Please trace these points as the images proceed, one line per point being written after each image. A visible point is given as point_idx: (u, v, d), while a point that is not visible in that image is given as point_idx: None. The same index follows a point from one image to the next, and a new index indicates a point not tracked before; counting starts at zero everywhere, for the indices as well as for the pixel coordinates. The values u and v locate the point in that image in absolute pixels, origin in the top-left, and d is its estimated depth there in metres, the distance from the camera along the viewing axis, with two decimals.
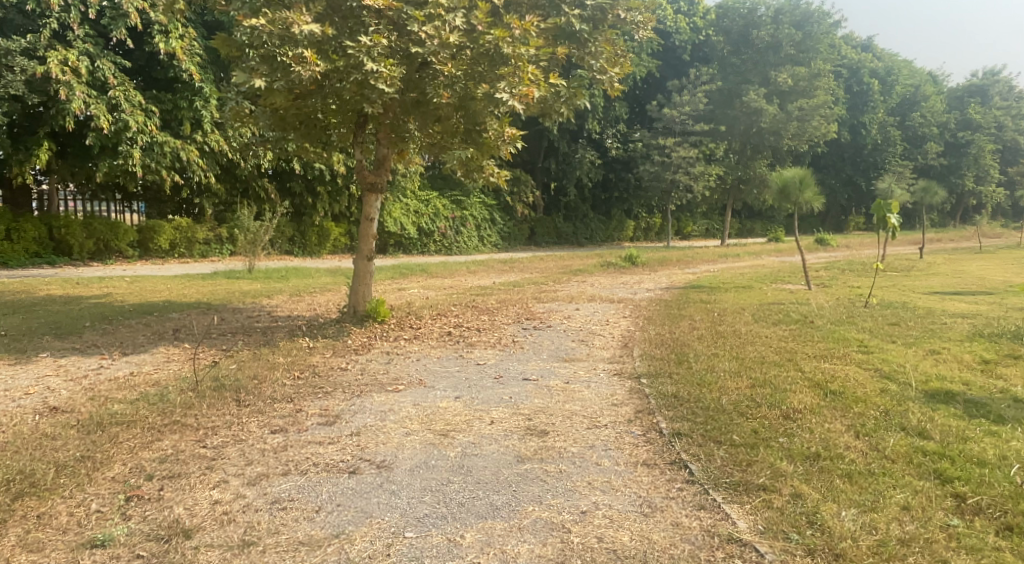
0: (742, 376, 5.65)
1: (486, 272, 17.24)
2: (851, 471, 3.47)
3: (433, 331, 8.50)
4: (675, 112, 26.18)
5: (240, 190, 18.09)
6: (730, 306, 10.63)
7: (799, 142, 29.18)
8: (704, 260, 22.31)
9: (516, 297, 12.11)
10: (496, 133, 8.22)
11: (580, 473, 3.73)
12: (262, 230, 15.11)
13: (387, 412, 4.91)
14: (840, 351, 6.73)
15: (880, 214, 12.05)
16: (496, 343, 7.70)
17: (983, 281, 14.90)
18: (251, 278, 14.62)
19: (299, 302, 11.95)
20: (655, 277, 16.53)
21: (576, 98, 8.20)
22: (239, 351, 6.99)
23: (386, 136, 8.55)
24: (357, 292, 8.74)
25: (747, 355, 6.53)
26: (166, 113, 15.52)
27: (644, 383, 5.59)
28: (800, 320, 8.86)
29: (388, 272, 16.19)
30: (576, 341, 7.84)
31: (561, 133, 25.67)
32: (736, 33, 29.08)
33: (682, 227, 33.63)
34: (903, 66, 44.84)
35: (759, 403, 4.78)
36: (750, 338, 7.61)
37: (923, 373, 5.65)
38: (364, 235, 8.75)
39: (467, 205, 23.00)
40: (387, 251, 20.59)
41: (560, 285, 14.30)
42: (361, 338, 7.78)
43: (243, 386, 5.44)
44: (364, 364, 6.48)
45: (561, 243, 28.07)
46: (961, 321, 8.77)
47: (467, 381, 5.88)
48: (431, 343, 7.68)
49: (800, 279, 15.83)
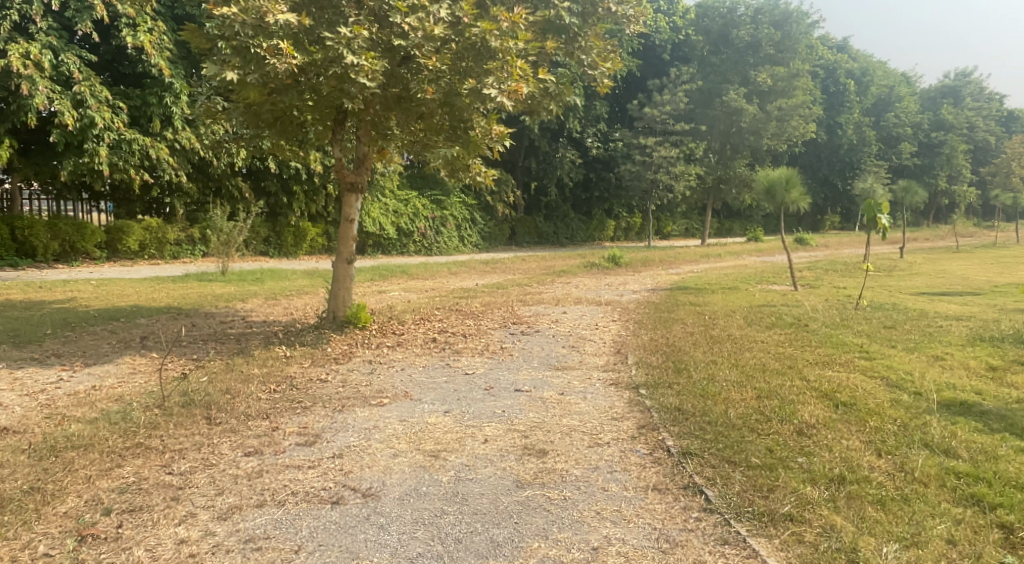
0: (746, 386, 5.38)
1: (467, 273, 16.90)
2: (882, 496, 3.21)
3: (417, 336, 8.14)
4: (656, 111, 26.03)
5: (212, 189, 17.53)
6: (720, 308, 10.39)
7: (778, 142, 29.18)
8: (687, 260, 22.12)
9: (501, 299, 11.77)
10: (483, 130, 7.89)
11: (586, 500, 3.40)
12: (236, 231, 14.66)
13: (371, 429, 4.56)
14: (842, 357, 6.49)
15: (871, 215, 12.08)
16: (483, 350, 7.36)
17: (967, 281, 14.86)
18: (224, 280, 14.11)
19: (274, 306, 11.51)
20: (639, 278, 16.32)
21: (566, 94, 7.91)
22: (210, 361, 6.58)
23: (367, 133, 8.16)
24: (336, 297, 8.34)
25: (747, 363, 6.27)
26: (135, 110, 14.96)
27: (644, 394, 5.30)
28: (794, 323, 8.65)
29: (367, 274, 15.77)
30: (566, 348, 7.52)
31: (542, 132, 25.40)
32: (715, 33, 29.03)
33: (663, 227, 33.56)
34: (877, 67, 45.29)
35: (769, 417, 4.51)
36: (746, 343, 7.36)
37: (933, 382, 5.42)
38: (344, 237, 8.35)
39: (447, 205, 22.62)
40: (365, 252, 20.15)
41: (544, 287, 14.01)
42: (341, 346, 7.39)
43: (214, 401, 5.05)
44: (346, 375, 6.13)
45: (542, 243, 27.79)
46: (957, 323, 8.62)
47: (456, 393, 5.55)
48: (415, 350, 7.32)
49: (785, 279, 15.72)
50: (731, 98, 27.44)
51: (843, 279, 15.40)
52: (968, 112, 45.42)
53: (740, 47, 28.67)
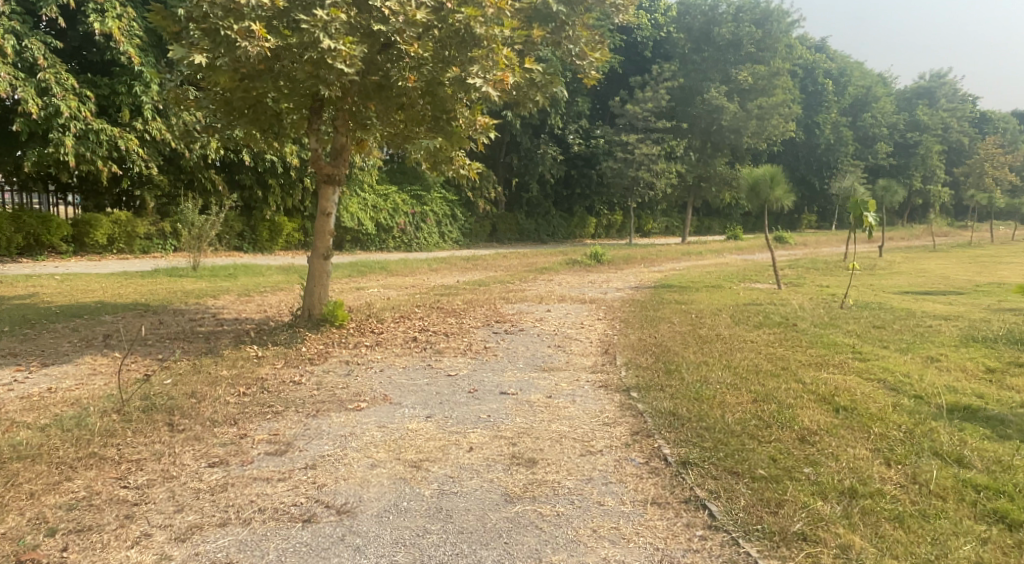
0: (740, 388, 5.16)
1: (447, 270, 16.58)
2: (899, 512, 3.00)
3: (396, 335, 7.84)
4: (638, 108, 25.88)
5: (184, 181, 17.03)
6: (706, 307, 10.20)
7: (758, 141, 29.21)
8: (668, 258, 21.99)
9: (482, 297, 11.49)
10: (467, 121, 7.59)
11: (581, 516, 3.15)
12: (209, 225, 14.23)
13: (348, 437, 4.28)
14: (835, 358, 6.30)
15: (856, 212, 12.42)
16: (465, 350, 7.08)
17: (947, 279, 14.87)
18: (195, 275, 13.66)
19: (248, 303, 11.12)
20: (622, 276, 16.12)
21: (552, 85, 7.66)
22: (177, 361, 6.24)
23: (344, 123, 7.84)
24: (312, 294, 8.00)
25: (739, 364, 6.06)
26: (103, 99, 14.47)
27: (635, 398, 5.06)
28: (782, 322, 8.47)
29: (344, 270, 15.39)
30: (552, 347, 7.27)
31: (523, 128, 25.15)
32: (697, 30, 28.96)
33: (643, 225, 33.46)
34: (854, 68, 45.64)
35: (769, 423, 4.28)
36: (736, 343, 7.15)
37: (933, 384, 5.23)
38: (320, 231, 8.02)
39: (426, 200, 22.27)
40: (343, 247, 19.74)
41: (527, 284, 13.75)
42: (317, 345, 7.08)
43: (177, 407, 4.73)
44: (321, 377, 5.83)
45: (522, 240, 27.53)
46: (946, 323, 8.49)
47: (438, 396, 5.28)
48: (395, 350, 7.03)
49: (768, 278, 15.61)
50: (712, 96, 27.38)
51: (826, 278, 15.32)
52: (943, 114, 45.93)
53: (721, 45, 28.63)
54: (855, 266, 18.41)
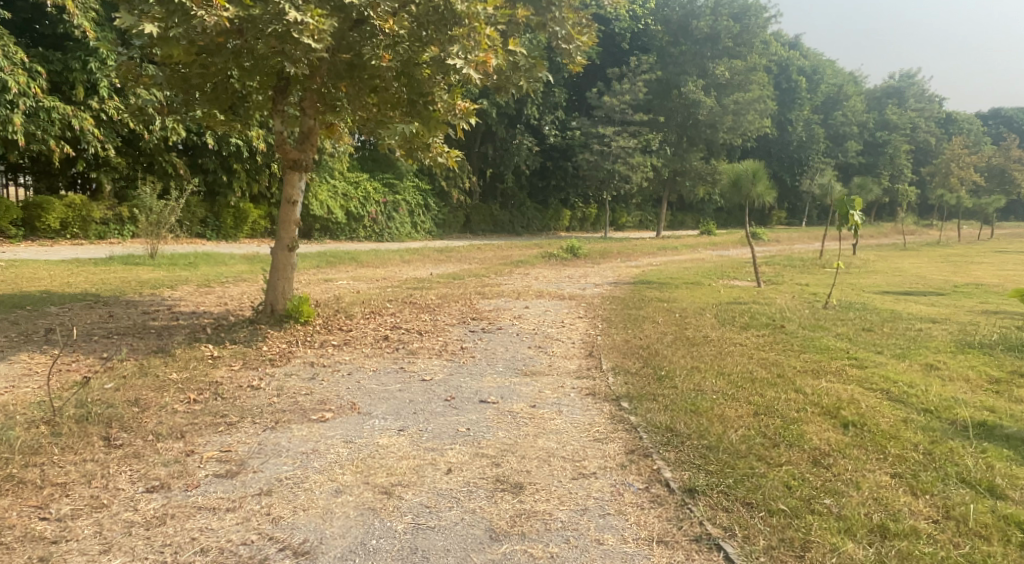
0: (737, 399, 4.80)
1: (420, 262, 16.07)
2: (943, 559, 2.67)
3: (366, 333, 7.36)
4: (616, 100, 25.54)
5: (144, 164, 16.27)
6: (689, 306, 9.88)
7: (734, 136, 29.09)
8: (644, 252, 21.71)
9: (458, 292, 11.03)
10: (447, 105, 7.09)
11: (577, 559, 2.78)
12: (168, 210, 13.54)
13: (310, 455, 3.83)
14: (832, 364, 5.97)
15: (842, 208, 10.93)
16: (440, 351, 6.63)
17: (924, 279, 14.83)
18: (153, 264, 12.97)
19: (208, 295, 10.52)
20: (599, 270, 15.79)
21: (537, 69, 7.24)
22: (123, 362, 5.71)
23: (313, 105, 7.31)
24: (275, 288, 7.47)
25: (733, 370, 5.70)
26: (55, 75, 13.64)
27: (626, 409, 4.66)
28: (769, 323, 8.17)
29: (312, 260, 14.79)
30: (532, 349, 6.86)
31: (499, 117, 24.65)
32: (675, 23, 28.73)
33: (618, 218, 33.21)
34: (827, 66, 45.91)
35: (776, 441, 3.91)
36: (726, 346, 6.81)
37: (940, 396, 4.91)
38: (284, 221, 7.48)
39: (399, 189, 21.69)
40: (311, 236, 19.08)
41: (502, 278, 13.32)
42: (280, 344, 6.58)
43: (117, 417, 4.25)
44: (282, 382, 5.35)
45: (496, 232, 27.06)
46: (935, 326, 8.27)
47: (412, 405, 4.85)
48: (365, 350, 6.56)
49: (746, 275, 15.40)
50: (689, 90, 27.17)
51: (805, 275, 15.14)
52: (912, 113, 46.48)
53: (700, 39, 28.38)
54: (832, 263, 18.33)
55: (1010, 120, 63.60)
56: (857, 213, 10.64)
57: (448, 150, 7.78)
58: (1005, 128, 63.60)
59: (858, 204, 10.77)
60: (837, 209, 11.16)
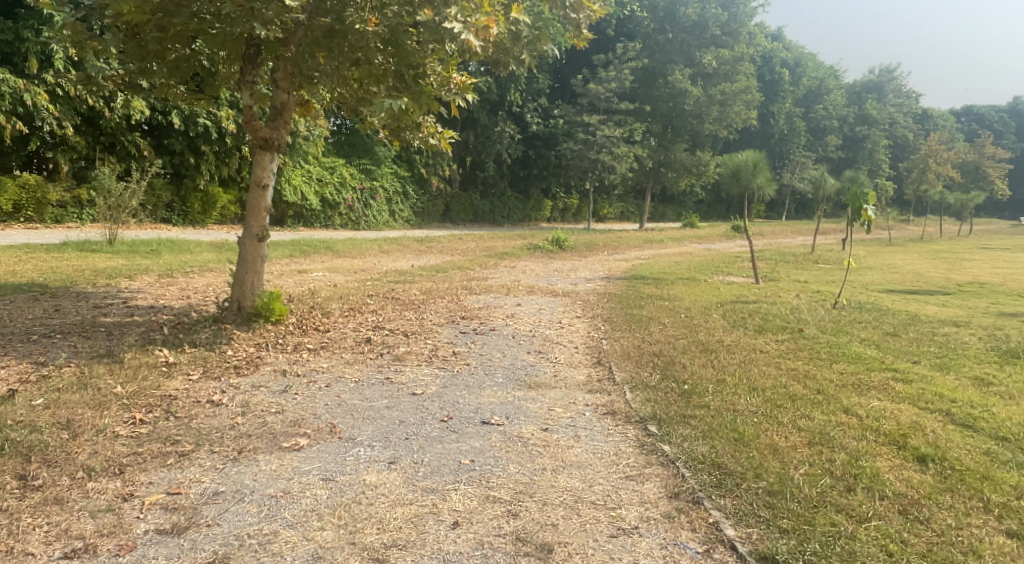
0: (785, 422, 4.11)
1: (399, 252, 15.26)
2: None
3: (346, 335, 6.58)
4: (601, 88, 24.80)
5: (105, 144, 15.23)
6: (691, 305, 9.23)
7: (720, 127, 28.55)
8: (631, 245, 21.13)
9: (443, 286, 10.28)
10: (439, 78, 6.49)
11: None
12: (129, 193, 12.60)
13: (280, 501, 3.07)
14: (873, 378, 5.30)
15: (856, 202, 10.38)
16: (430, 357, 5.88)
17: (924, 276, 14.34)
18: (110, 251, 12.00)
19: (170, 286, 9.65)
20: (587, 264, 15.13)
21: (541, 42, 6.45)
22: (60, 369, 4.90)
23: (287, 76, 6.51)
24: (242, 283, 6.64)
25: (767, 385, 5.01)
26: (6, 45, 12.64)
27: (656, 435, 3.95)
28: (786, 326, 7.52)
29: (284, 249, 13.92)
30: (532, 355, 6.15)
31: (481, 103, 23.79)
32: (662, 10, 27.99)
33: (600, 209, 32.56)
34: (809, 59, 45.63)
35: (850, 483, 3.24)
36: (748, 354, 6.13)
37: (1014, 422, 4.25)
38: (254, 207, 6.64)
39: (376, 175, 20.79)
40: (284, 223, 18.16)
41: (487, 271, 12.59)
42: (247, 348, 5.79)
43: (41, 446, 3.48)
44: (249, 397, 4.58)
45: (477, 221, 26.28)
46: (959, 330, 7.70)
47: (403, 428, 4.09)
48: (344, 356, 5.79)
49: (741, 270, 14.80)
50: (676, 79, 26.54)
51: (800, 272, 14.63)
52: (891, 109, 46.43)
53: (687, 27, 27.71)
54: (824, 258, 17.84)
55: (984, 117, 64.20)
56: (871, 207, 9.98)
57: (440, 130, 6.99)
58: (978, 125, 64.21)
59: (872, 198, 10.16)
60: (850, 202, 10.55)
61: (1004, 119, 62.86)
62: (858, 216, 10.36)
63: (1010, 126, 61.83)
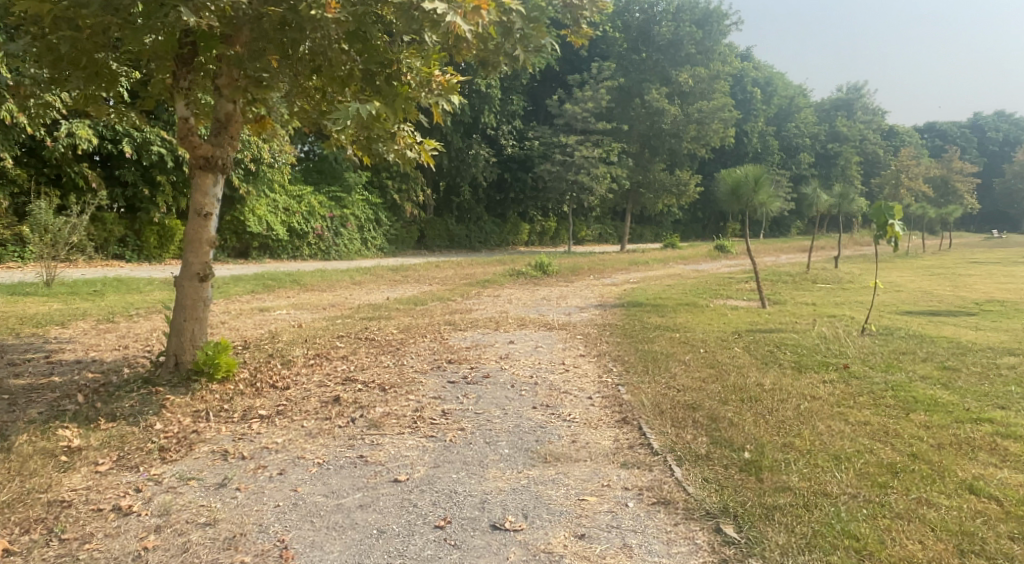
0: (906, 512, 3.10)
1: (373, 283, 14.10)
2: None
3: (309, 393, 5.37)
4: (577, 108, 23.88)
5: (49, 176, 13.92)
6: (705, 337, 8.17)
7: (699, 145, 27.87)
8: (617, 268, 20.24)
9: (424, 322, 9.10)
10: (417, 78, 5.35)
11: None
12: (69, 228, 11.30)
13: None
14: (973, 434, 4.26)
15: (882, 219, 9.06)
16: (414, 423, 4.67)
17: (935, 295, 13.47)
18: (44, 294, 10.66)
19: (107, 333, 8.36)
20: (577, 290, 14.09)
21: (538, 34, 5.35)
22: None
23: (231, 82, 5.37)
24: (181, 333, 5.42)
25: (852, 454, 3.90)
26: None
27: (740, 548, 2.89)
28: (828, 362, 6.45)
29: (247, 284, 12.70)
30: (539, 412, 5.00)
31: (454, 125, 22.69)
32: (635, 29, 27.47)
33: (578, 232, 31.58)
34: (779, 78, 45.69)
35: None
36: (802, 404, 5.01)
37: None
38: (194, 241, 5.43)
39: (347, 202, 19.58)
40: (248, 255, 16.90)
41: (470, 302, 11.49)
42: (181, 420, 4.58)
43: None
44: (172, 498, 3.40)
45: (453, 247, 25.15)
46: (1021, 360, 6.73)
47: (384, 546, 2.96)
48: (306, 424, 4.59)
49: (741, 293, 13.87)
50: (653, 97, 25.85)
51: (803, 293, 13.73)
52: (862, 125, 46.43)
53: (662, 45, 27.26)
54: (823, 278, 16.98)
55: (946, 132, 65.13)
56: (898, 223, 8.83)
57: (419, 141, 5.80)
58: (940, 141, 64.99)
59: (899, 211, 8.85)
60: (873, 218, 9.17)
61: (965, 134, 63.80)
62: (884, 233, 8.96)
63: (972, 140, 62.71)
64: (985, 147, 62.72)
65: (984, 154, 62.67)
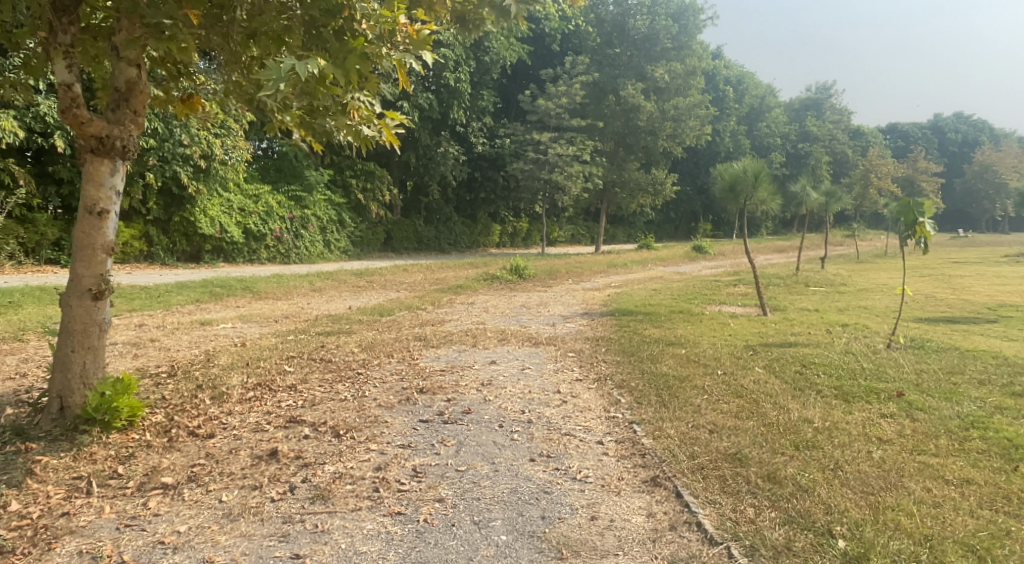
0: None
1: (334, 290, 12.80)
2: None
3: (236, 445, 4.11)
4: (551, 103, 22.67)
5: None
6: (715, 354, 7.05)
7: (674, 143, 26.96)
8: (596, 271, 19.13)
9: (390, 338, 7.82)
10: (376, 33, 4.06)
11: None
12: None
13: None
14: None
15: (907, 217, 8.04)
16: (377, 490, 3.48)
17: (939, 299, 12.55)
18: None
19: (8, 357, 6.96)
20: (556, 296, 12.90)
21: None
22: None
23: (130, 36, 4.07)
24: (65, 366, 4.12)
25: (988, 547, 2.81)
26: None
27: None
28: (876, 389, 5.36)
29: (192, 291, 11.34)
30: (541, 468, 3.82)
31: (422, 121, 21.36)
32: (609, 22, 26.37)
33: (552, 233, 30.41)
34: (750, 77, 45.19)
35: None
36: (875, 453, 3.91)
37: None
38: (81, 244, 4.13)
39: (308, 202, 18.14)
40: (199, 259, 15.44)
41: (441, 312, 10.24)
42: (53, 495, 3.35)
43: None
44: None
45: (422, 249, 23.78)
46: None
47: None
48: (230, 496, 3.38)
49: (735, 298, 12.82)
50: (629, 93, 24.82)
51: (802, 298, 12.71)
52: (832, 125, 46.17)
53: (637, 40, 26.18)
54: (815, 281, 16.03)
55: (908, 133, 65.46)
56: (927, 221, 7.89)
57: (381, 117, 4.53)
58: (903, 142, 65.40)
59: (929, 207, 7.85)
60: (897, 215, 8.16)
61: (927, 134, 64.30)
62: (912, 232, 7.93)
63: (934, 141, 63.11)
64: (947, 147, 63.31)
65: (946, 155, 63.20)
